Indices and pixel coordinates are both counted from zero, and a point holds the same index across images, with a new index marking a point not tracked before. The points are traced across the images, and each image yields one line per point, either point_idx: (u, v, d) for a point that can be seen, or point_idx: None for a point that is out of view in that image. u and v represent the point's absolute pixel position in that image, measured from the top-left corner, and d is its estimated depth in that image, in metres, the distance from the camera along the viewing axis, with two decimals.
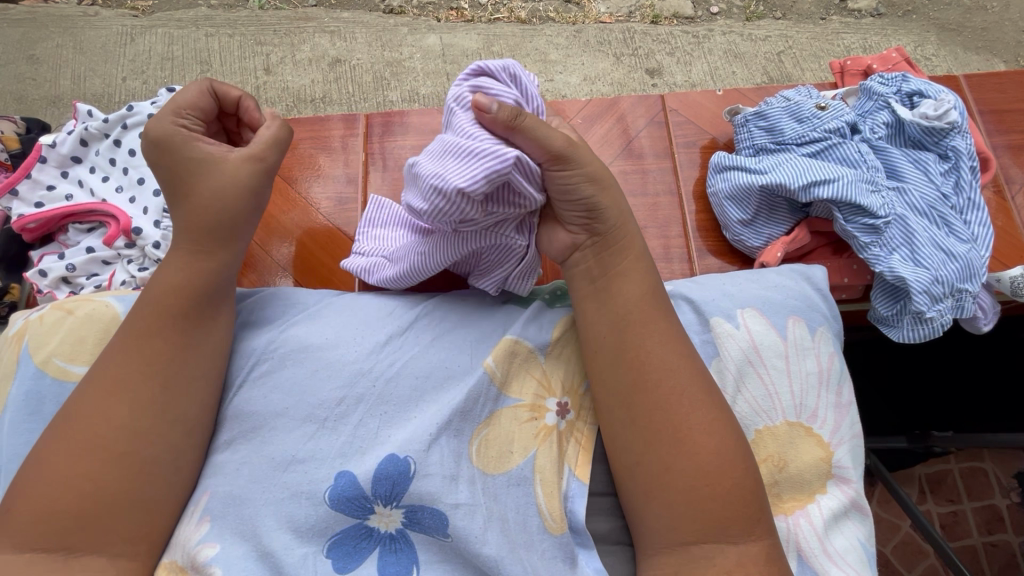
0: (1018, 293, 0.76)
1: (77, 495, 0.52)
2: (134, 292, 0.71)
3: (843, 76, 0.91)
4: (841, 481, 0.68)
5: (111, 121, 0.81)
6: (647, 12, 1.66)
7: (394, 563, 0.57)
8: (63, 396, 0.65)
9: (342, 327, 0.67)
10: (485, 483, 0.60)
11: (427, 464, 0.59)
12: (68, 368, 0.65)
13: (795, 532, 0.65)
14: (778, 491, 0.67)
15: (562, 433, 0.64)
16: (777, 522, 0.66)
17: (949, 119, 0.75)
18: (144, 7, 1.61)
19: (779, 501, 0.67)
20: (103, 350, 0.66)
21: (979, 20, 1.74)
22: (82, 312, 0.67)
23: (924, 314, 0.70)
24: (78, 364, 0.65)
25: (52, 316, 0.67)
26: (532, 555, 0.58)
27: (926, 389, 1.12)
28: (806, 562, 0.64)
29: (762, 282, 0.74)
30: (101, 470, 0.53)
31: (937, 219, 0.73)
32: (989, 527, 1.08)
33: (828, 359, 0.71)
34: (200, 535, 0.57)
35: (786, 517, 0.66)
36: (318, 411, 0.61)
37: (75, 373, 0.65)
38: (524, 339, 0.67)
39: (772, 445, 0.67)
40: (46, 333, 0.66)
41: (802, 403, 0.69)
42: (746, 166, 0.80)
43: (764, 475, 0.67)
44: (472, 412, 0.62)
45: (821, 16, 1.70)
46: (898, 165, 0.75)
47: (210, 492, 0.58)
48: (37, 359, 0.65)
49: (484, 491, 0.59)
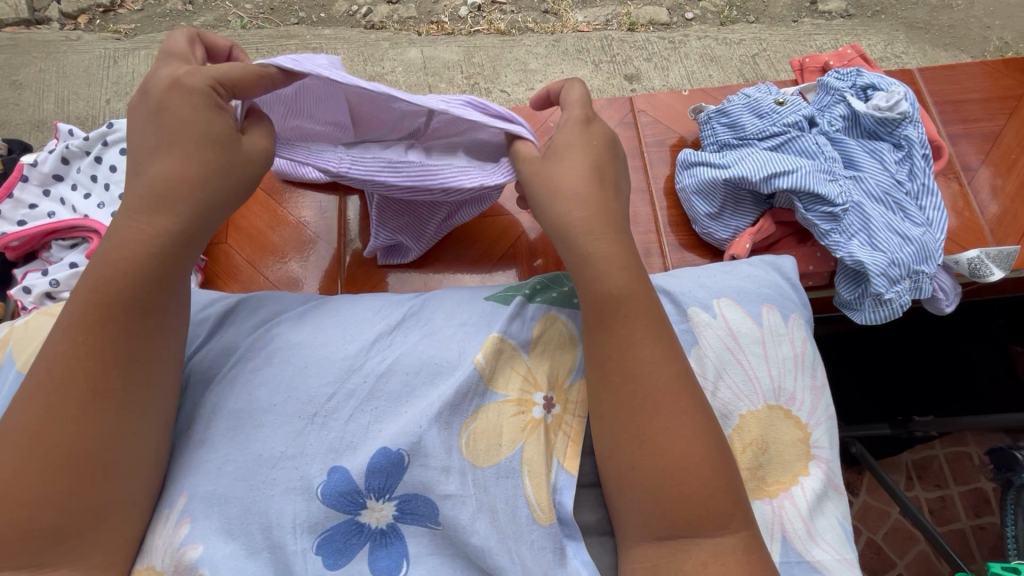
0: (977, 273, 0.79)
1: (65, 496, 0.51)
2: None
3: (803, 73, 0.94)
4: (820, 462, 0.70)
5: (92, 139, 0.83)
6: (624, 19, 1.71)
7: (385, 557, 0.58)
8: None
9: (327, 328, 0.69)
10: (477, 474, 0.61)
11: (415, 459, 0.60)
12: None
13: (780, 516, 0.66)
14: (764, 474, 0.68)
15: (549, 427, 0.65)
16: (762, 505, 0.67)
17: (901, 110, 0.78)
18: (126, 30, 1.64)
19: (764, 485, 0.68)
20: None
21: (946, 18, 1.80)
22: None
23: (884, 296, 0.72)
24: None
25: (35, 322, 0.68)
26: (522, 546, 0.59)
27: (896, 374, 1.21)
28: (791, 543, 0.65)
29: (735, 273, 0.77)
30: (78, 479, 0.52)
31: (893, 205, 0.75)
32: (976, 510, 1.13)
33: (802, 343, 0.73)
34: (182, 536, 0.56)
35: (771, 499, 0.67)
36: (306, 407, 0.62)
37: None
38: (509, 336, 0.69)
39: (757, 428, 0.69)
40: (28, 340, 0.67)
41: (781, 386, 0.71)
42: (711, 161, 0.83)
43: (751, 458, 0.68)
44: (460, 406, 0.63)
45: (793, 19, 1.75)
46: (854, 155, 0.78)
47: (189, 494, 0.58)
48: (19, 364, 0.66)
49: (475, 482, 0.60)
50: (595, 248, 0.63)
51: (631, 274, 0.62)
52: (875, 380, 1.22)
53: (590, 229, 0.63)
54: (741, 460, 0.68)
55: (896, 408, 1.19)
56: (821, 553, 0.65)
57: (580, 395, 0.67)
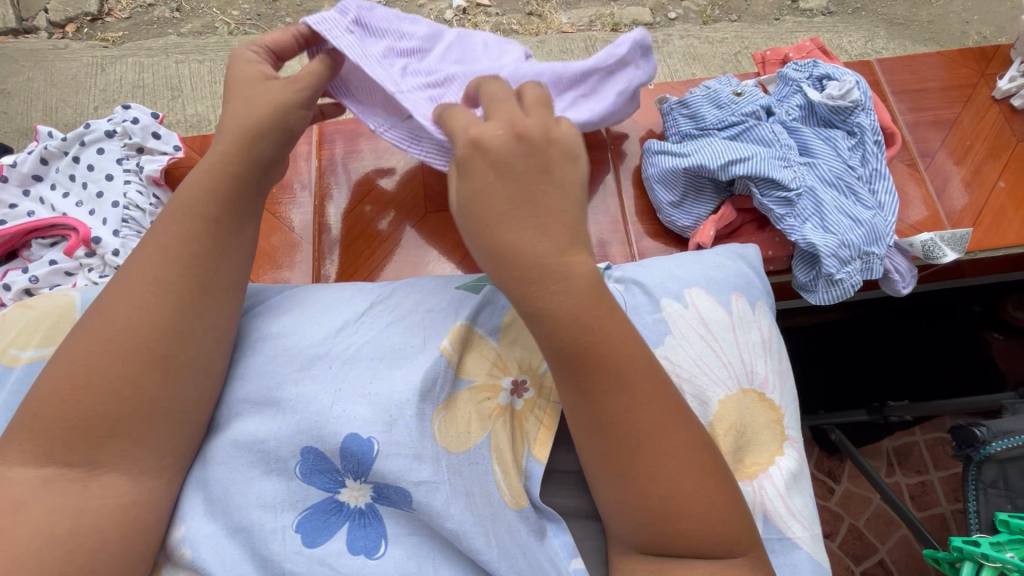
0: (931, 255, 0.81)
1: (137, 389, 0.56)
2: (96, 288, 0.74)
3: (765, 66, 0.97)
4: (793, 442, 0.72)
5: (70, 140, 0.85)
6: (607, 20, 1.74)
7: (363, 537, 0.60)
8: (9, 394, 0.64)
9: (298, 319, 0.71)
10: (450, 460, 0.61)
11: (389, 444, 0.61)
12: (21, 354, 0.66)
13: (761, 495, 0.68)
14: (741, 456, 0.70)
15: (518, 413, 0.66)
16: (745, 487, 0.68)
17: (852, 98, 0.81)
18: (113, 38, 1.66)
19: (745, 466, 0.70)
20: (54, 334, 0.68)
21: (925, 14, 1.84)
22: (41, 306, 0.70)
23: (835, 276, 0.74)
24: (29, 348, 0.67)
25: (13, 313, 0.69)
26: (498, 527, 0.60)
27: (868, 359, 1.24)
28: (772, 522, 0.67)
29: (705, 261, 0.79)
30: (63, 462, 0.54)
31: (845, 189, 0.78)
32: (954, 494, 1.16)
33: (768, 330, 0.76)
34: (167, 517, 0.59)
35: (750, 482, 0.69)
36: (272, 397, 0.63)
37: (25, 359, 0.66)
38: (476, 325, 0.71)
39: (734, 414, 0.71)
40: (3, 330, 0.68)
41: (752, 369, 0.73)
42: (673, 150, 0.85)
43: (730, 442, 0.70)
44: (432, 392, 0.64)
45: (774, 17, 1.79)
46: (809, 142, 0.81)
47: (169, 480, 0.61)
48: None
49: (449, 468, 0.61)
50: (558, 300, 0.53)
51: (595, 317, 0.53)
52: (849, 367, 1.24)
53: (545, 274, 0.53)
54: (722, 443, 0.69)
55: (871, 395, 1.21)
56: (799, 529, 0.67)
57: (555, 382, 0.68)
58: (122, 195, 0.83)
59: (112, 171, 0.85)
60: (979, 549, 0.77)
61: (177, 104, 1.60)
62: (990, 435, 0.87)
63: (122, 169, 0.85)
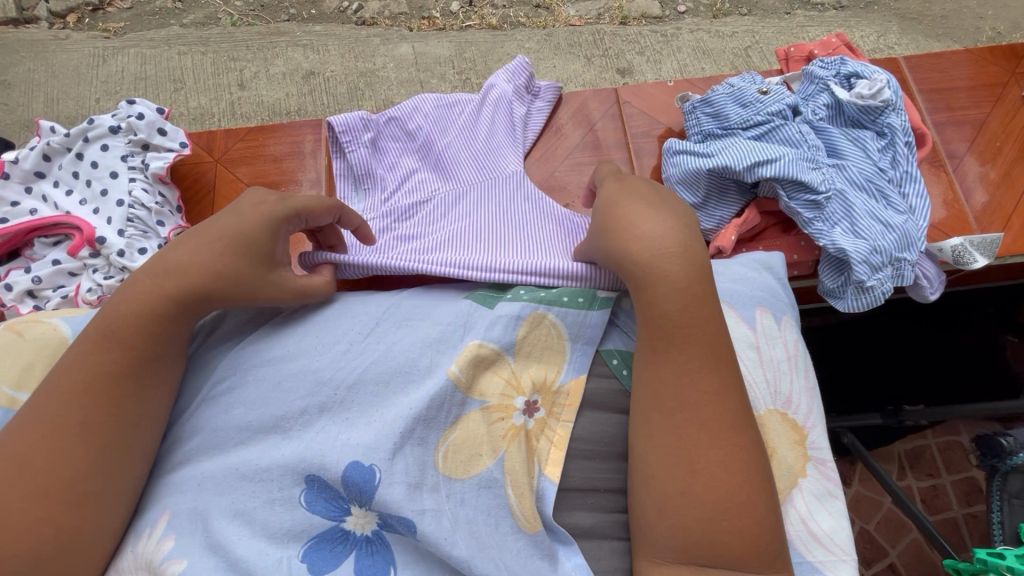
0: (960, 261, 0.79)
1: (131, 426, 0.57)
2: (82, 311, 0.71)
3: (788, 63, 0.94)
4: (817, 463, 0.69)
5: (72, 135, 0.82)
6: (617, 13, 1.70)
7: (371, 565, 0.58)
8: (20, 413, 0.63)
9: (302, 339, 0.69)
10: (450, 489, 0.60)
11: (392, 473, 0.59)
12: (15, 396, 0.64)
13: (790, 519, 0.66)
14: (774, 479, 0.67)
15: (531, 433, 0.65)
16: None
17: (883, 98, 0.78)
18: (115, 29, 1.63)
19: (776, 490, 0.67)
20: None
21: (938, 9, 1.80)
22: (30, 336, 0.67)
23: (866, 284, 0.72)
24: (26, 392, 0.64)
25: (2, 339, 0.67)
26: (506, 554, 0.58)
27: (886, 361, 1.21)
28: (796, 546, 0.65)
29: (730, 275, 0.77)
30: (51, 506, 0.52)
31: (876, 192, 0.75)
32: (968, 498, 1.13)
33: (794, 346, 0.74)
34: (164, 551, 0.57)
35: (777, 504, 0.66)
36: (280, 421, 0.62)
37: (22, 402, 0.64)
38: (488, 342, 0.67)
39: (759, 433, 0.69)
40: None
41: (778, 390, 0.71)
42: (695, 150, 0.81)
43: None
44: (436, 419, 0.63)
45: (785, 10, 1.75)
46: (838, 143, 0.78)
47: (171, 510, 0.59)
48: None
49: (448, 498, 0.60)
50: (656, 269, 0.60)
51: (689, 303, 0.60)
52: (864, 371, 1.22)
53: (652, 255, 0.60)
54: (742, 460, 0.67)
55: (887, 398, 1.19)
56: (830, 554, 0.65)
57: (567, 399, 0.67)
58: (127, 192, 0.81)
59: (116, 168, 0.82)
60: (1006, 562, 0.74)
61: (179, 97, 1.57)
62: (1018, 445, 0.86)
63: (127, 166, 0.83)
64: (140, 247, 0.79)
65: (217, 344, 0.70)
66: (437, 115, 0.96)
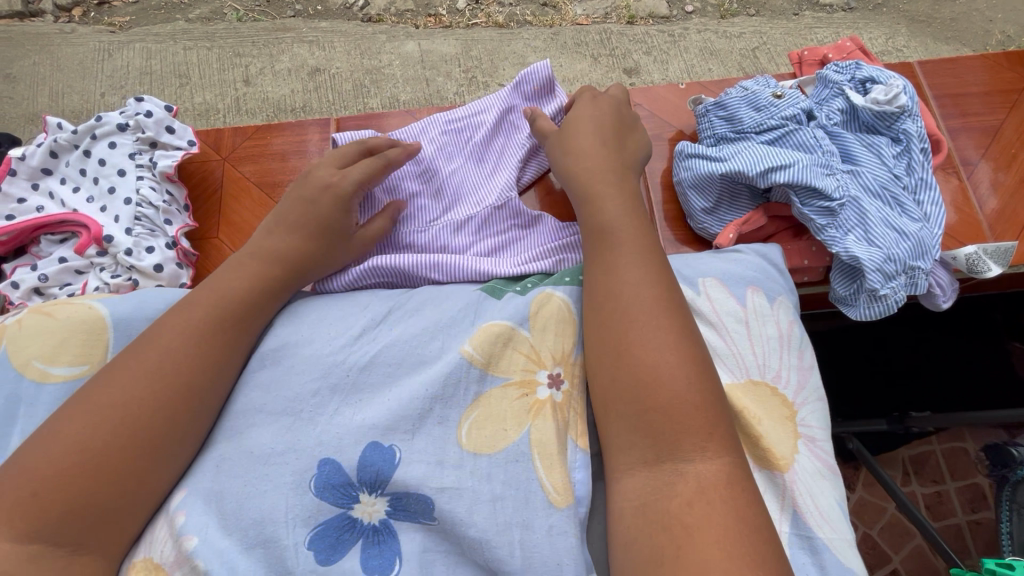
0: (974, 270, 0.78)
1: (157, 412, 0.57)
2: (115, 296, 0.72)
3: (801, 67, 0.93)
4: (810, 439, 0.68)
5: (80, 133, 0.82)
6: (624, 12, 1.69)
7: (377, 556, 0.56)
8: (42, 398, 0.64)
9: (316, 322, 0.70)
10: (475, 465, 0.59)
11: (410, 452, 0.60)
12: (49, 370, 0.65)
13: (792, 490, 0.64)
14: (773, 451, 0.65)
15: (559, 405, 0.63)
16: (775, 479, 0.64)
17: (899, 103, 0.77)
18: (121, 23, 1.62)
19: (775, 460, 0.65)
20: (87, 351, 0.67)
21: (948, 11, 1.78)
22: (62, 315, 0.68)
23: (878, 292, 0.71)
24: (59, 365, 0.66)
25: (31, 320, 0.68)
26: (530, 535, 0.57)
27: (895, 366, 1.20)
28: (803, 520, 0.62)
29: (721, 257, 0.77)
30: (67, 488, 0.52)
31: (890, 200, 0.75)
32: (972, 505, 1.10)
33: (788, 326, 0.73)
34: (178, 526, 0.56)
35: (784, 473, 0.64)
36: (294, 404, 0.63)
37: (54, 375, 0.65)
38: (498, 320, 0.68)
39: (751, 401, 0.67)
40: (27, 337, 0.67)
41: (767, 364, 0.70)
42: (707, 154, 0.81)
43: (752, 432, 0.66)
44: (453, 397, 0.63)
45: (793, 12, 1.74)
46: (852, 149, 0.77)
47: (188, 489, 0.58)
48: (16, 362, 0.65)
49: (473, 473, 0.59)
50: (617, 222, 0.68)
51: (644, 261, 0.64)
52: (873, 376, 1.21)
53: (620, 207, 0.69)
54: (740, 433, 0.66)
55: (895, 404, 1.18)
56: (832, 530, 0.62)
57: (577, 372, 0.66)
58: (135, 191, 0.80)
59: (124, 166, 0.82)
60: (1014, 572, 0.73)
61: (185, 92, 1.57)
62: None
63: (134, 164, 0.82)
64: (149, 246, 0.78)
65: None
66: (447, 136, 0.92)
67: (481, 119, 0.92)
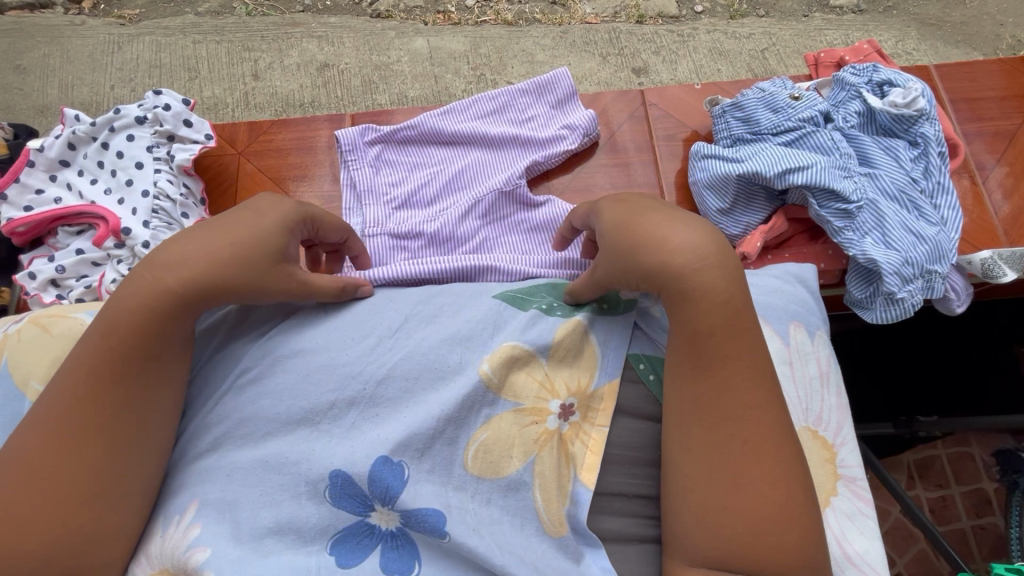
0: (989, 275, 0.78)
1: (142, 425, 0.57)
2: None
3: (818, 68, 0.93)
4: (847, 481, 0.69)
5: (98, 125, 0.82)
6: (633, 11, 1.69)
7: (397, 559, 0.58)
8: None
9: (330, 331, 0.68)
10: (477, 489, 0.62)
11: (419, 471, 0.61)
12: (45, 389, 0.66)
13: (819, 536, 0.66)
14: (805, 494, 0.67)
15: (565, 437, 0.65)
16: None
17: (917, 107, 0.77)
18: (130, 16, 1.62)
19: None
20: None
21: (958, 15, 1.78)
22: (58, 330, 0.68)
23: (896, 295, 0.72)
24: None
25: (29, 332, 0.68)
26: (529, 552, 0.59)
27: (903, 371, 1.20)
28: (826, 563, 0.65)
29: (766, 288, 0.76)
30: (66, 505, 0.52)
31: (908, 203, 0.75)
32: (978, 510, 1.06)
33: (827, 363, 0.73)
34: (190, 539, 0.57)
35: None
36: (311, 414, 0.62)
37: None
38: (521, 343, 0.67)
39: None
40: (25, 350, 0.67)
41: (809, 407, 0.71)
42: (723, 155, 0.81)
43: None
44: (466, 420, 0.63)
45: (804, 13, 1.73)
46: (870, 152, 0.77)
47: (200, 500, 0.59)
48: (16, 379, 0.66)
49: (473, 497, 0.61)
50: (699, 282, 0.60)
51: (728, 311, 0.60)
52: (880, 381, 1.21)
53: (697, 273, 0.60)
54: None
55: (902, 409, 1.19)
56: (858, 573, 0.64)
57: (602, 403, 0.67)
58: (152, 184, 0.81)
59: (142, 158, 0.82)
60: None
61: (194, 85, 1.57)
62: None
63: (152, 157, 0.82)
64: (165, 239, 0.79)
65: (241, 335, 0.69)
66: (467, 123, 0.91)
67: (496, 111, 0.93)
